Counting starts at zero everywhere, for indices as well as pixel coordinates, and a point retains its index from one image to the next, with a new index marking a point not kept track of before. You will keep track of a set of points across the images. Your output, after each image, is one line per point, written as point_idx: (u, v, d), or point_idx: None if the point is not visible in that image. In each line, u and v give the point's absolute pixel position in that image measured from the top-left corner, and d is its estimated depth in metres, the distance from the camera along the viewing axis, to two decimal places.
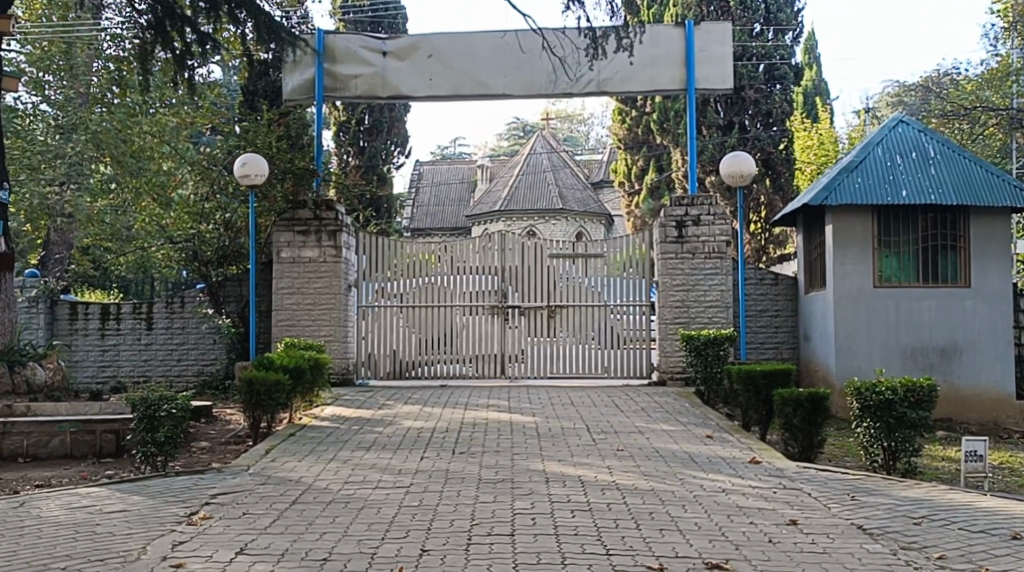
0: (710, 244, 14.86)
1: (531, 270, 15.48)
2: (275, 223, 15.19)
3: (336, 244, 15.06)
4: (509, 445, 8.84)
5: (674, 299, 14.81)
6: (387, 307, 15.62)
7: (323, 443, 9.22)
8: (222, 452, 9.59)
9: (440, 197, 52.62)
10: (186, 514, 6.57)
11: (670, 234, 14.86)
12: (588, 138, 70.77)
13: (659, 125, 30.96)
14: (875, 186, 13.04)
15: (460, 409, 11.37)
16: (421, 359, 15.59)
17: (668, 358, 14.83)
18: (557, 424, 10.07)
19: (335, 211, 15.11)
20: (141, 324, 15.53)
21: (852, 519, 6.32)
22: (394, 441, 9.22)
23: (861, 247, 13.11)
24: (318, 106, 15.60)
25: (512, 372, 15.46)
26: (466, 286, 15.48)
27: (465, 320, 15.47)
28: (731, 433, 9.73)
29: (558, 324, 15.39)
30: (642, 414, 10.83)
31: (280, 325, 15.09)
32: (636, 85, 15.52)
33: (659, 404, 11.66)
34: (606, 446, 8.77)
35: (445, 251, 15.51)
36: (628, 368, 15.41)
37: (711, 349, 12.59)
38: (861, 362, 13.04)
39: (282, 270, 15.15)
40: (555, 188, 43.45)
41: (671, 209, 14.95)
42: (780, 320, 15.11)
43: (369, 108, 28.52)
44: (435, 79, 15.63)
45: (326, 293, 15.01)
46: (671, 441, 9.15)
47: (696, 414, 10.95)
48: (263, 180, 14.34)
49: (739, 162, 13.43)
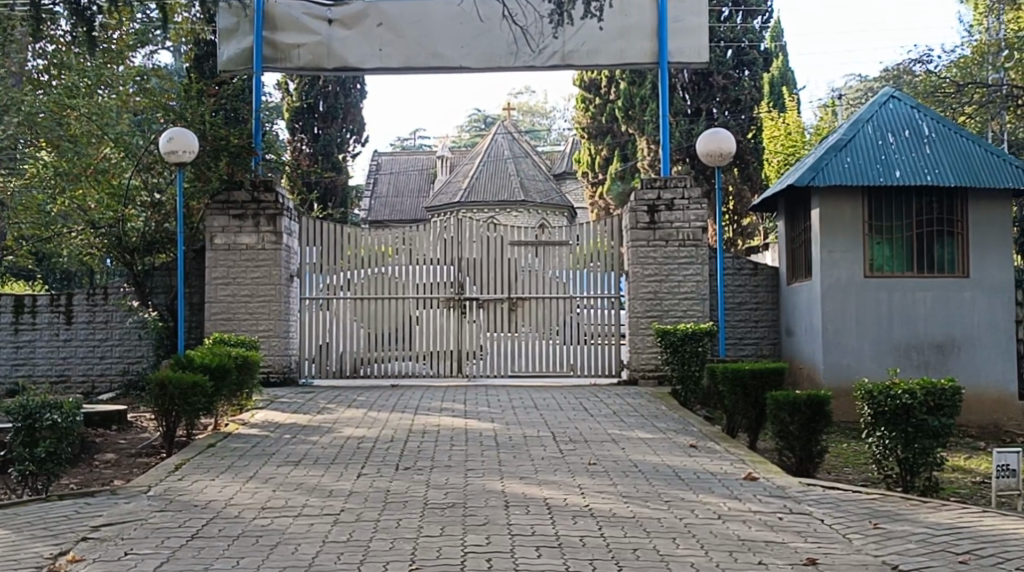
0: (685, 231, 13.71)
1: (489, 259, 14.23)
2: (208, 206, 13.82)
3: (276, 230, 13.72)
4: (463, 458, 7.57)
5: (645, 291, 13.65)
6: (334, 299, 14.27)
7: (244, 457, 7.87)
8: (129, 467, 8.22)
9: (399, 188, 51.17)
10: (51, 555, 5.21)
11: (641, 220, 13.68)
12: (550, 130, 69.59)
13: (624, 112, 29.73)
14: (866, 166, 11.95)
15: (410, 414, 10.08)
16: (370, 357, 14.24)
17: (639, 355, 13.66)
18: (519, 431, 8.82)
19: (275, 193, 13.76)
20: (59, 319, 14.03)
21: (882, 556, 5.14)
22: (328, 454, 7.89)
23: (850, 232, 12.04)
24: (257, 79, 14.21)
25: (470, 370, 14.17)
26: (422, 277, 14.21)
27: (419, 314, 14.19)
28: (718, 442, 8.53)
29: (519, 317, 14.17)
30: (614, 419, 9.61)
31: (214, 319, 13.67)
32: (603, 58, 14.30)
33: (633, 407, 10.45)
34: (575, 459, 7.52)
35: (401, 239, 14.22)
36: (595, 366, 14.16)
37: (688, 344, 11.41)
38: (851, 358, 12.00)
39: (216, 258, 13.75)
40: (516, 179, 42.17)
41: (643, 192, 13.75)
42: (759, 314, 13.94)
43: (323, 92, 27.02)
44: (384, 50, 14.27)
45: (265, 283, 13.66)
46: (651, 452, 7.92)
47: (673, 418, 9.76)
48: (193, 158, 12.90)
49: (716, 139, 12.28)
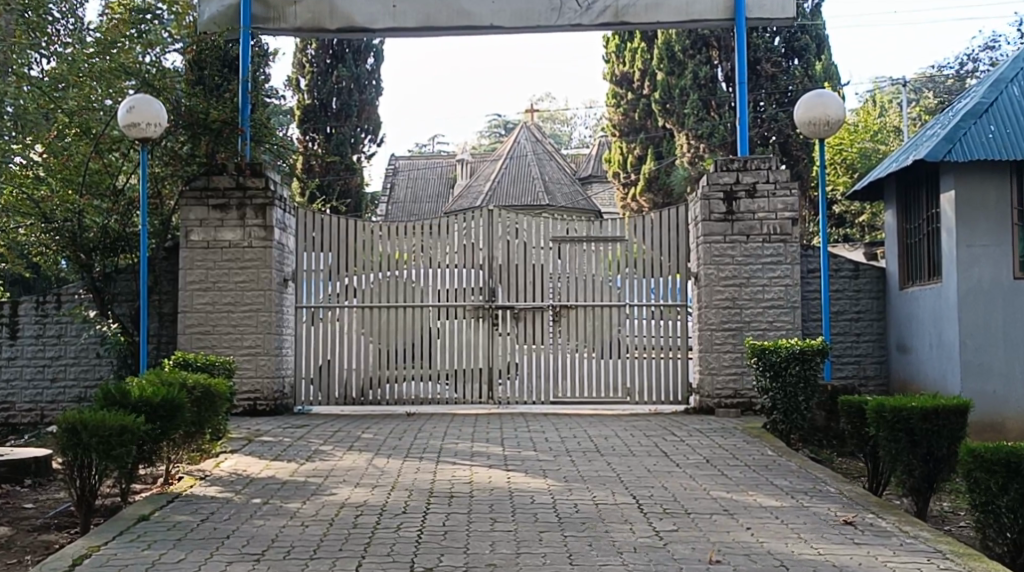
0: (770, 222, 11.08)
1: (524, 261, 11.64)
2: (182, 194, 11.20)
3: (265, 223, 11.14)
4: (514, 552, 4.92)
5: (720, 299, 11.03)
6: (336, 309, 11.67)
7: (182, 543, 5.26)
8: (19, 552, 5.61)
9: (417, 194, 48.60)
10: None
11: (715, 209, 11.06)
12: (572, 135, 67.06)
13: (661, 105, 26.78)
14: (1016, 136, 9.32)
15: (428, 462, 7.43)
16: (380, 378, 11.63)
17: (713, 378, 11.00)
18: (586, 495, 6.19)
19: (265, 178, 11.20)
20: (3, 333, 11.53)
21: None
22: (310, 540, 5.27)
23: (995, 221, 9.38)
24: (245, 39, 11.55)
25: (501, 396, 11.58)
26: (445, 282, 11.63)
27: (441, 326, 11.60)
28: (881, 514, 5.83)
29: (563, 331, 11.54)
30: (711, 474, 6.95)
31: (188, 333, 11.09)
32: (666, 13, 11.66)
33: (729, 453, 7.77)
34: (686, 554, 4.87)
35: (420, 242, 11.66)
36: (655, 392, 11.52)
37: (794, 367, 8.73)
38: (998, 385, 9.31)
39: (191, 258, 11.18)
40: (539, 182, 39.66)
41: (717, 175, 11.14)
42: (861, 326, 11.19)
43: (336, 89, 24.53)
44: (399, 6, 11.68)
45: (251, 289, 11.10)
46: (794, 537, 5.24)
47: (793, 471, 7.09)
48: (160, 131, 10.28)
49: (819, 103, 9.53)
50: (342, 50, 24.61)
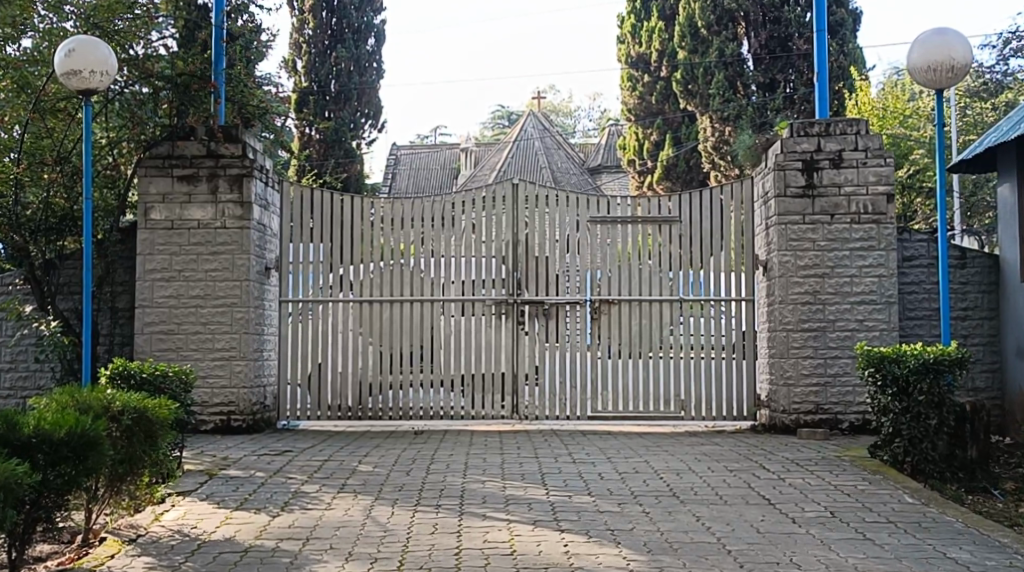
0: (859, 199, 9.04)
1: (554, 247, 9.59)
2: (140, 162, 9.14)
3: (241, 198, 9.08)
4: None
5: (798, 293, 8.99)
6: (327, 303, 9.61)
7: None
8: None
9: (419, 185, 46.45)
10: None
11: (793, 182, 9.02)
12: (578, 125, 64.93)
13: (683, 86, 24.34)
14: None
15: (447, 515, 5.40)
16: (377, 388, 9.56)
17: (788, 389, 8.96)
18: None
19: (241, 143, 9.13)
20: None
21: None
22: None
23: None
24: None
25: (527, 409, 9.52)
26: (460, 273, 9.60)
27: (455, 324, 9.56)
28: None
29: (603, 332, 9.50)
30: (849, 538, 4.92)
31: (148, 333, 9.05)
32: None
33: (854, 499, 5.74)
34: None
35: (428, 225, 9.63)
36: (716, 405, 9.47)
37: (923, 381, 6.76)
38: None
39: (151, 240, 9.12)
40: (549, 171, 37.58)
41: (795, 142, 9.08)
42: (968, 325, 9.17)
43: (334, 70, 22.41)
44: None
45: (224, 279, 9.08)
46: None
47: (959, 533, 5.05)
48: (105, 80, 7.79)
49: (941, 44, 7.54)
50: (341, 30, 22.59)
